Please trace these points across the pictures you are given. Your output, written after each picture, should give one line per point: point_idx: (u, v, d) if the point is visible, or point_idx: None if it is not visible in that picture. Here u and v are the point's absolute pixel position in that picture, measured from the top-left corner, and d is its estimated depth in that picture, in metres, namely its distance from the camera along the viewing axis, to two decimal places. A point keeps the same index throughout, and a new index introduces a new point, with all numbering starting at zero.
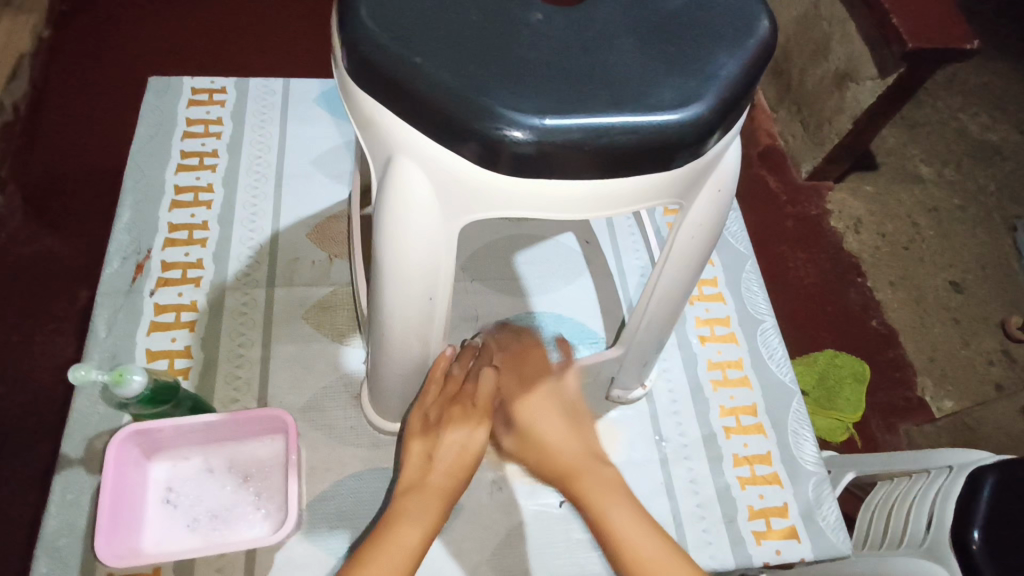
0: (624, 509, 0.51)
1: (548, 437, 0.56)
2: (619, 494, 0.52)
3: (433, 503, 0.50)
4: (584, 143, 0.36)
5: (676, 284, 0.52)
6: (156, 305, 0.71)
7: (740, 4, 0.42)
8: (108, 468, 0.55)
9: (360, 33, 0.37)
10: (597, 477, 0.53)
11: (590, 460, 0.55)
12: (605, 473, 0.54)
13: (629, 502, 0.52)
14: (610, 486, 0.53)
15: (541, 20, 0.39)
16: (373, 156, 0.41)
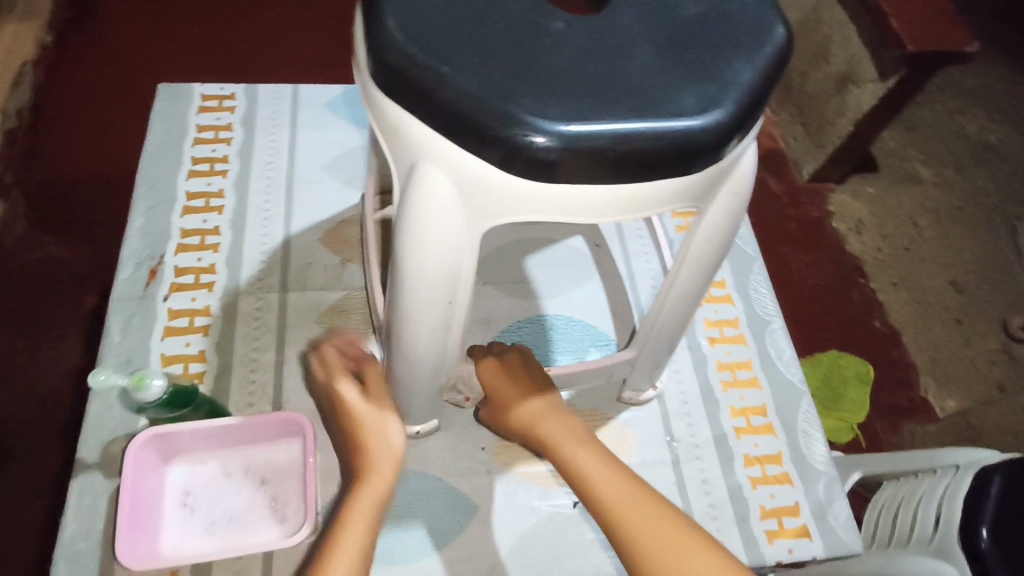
0: (593, 458, 0.49)
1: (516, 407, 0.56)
2: (588, 446, 0.51)
3: (377, 472, 0.50)
4: (608, 148, 0.36)
5: (688, 290, 0.52)
6: (170, 310, 0.71)
7: (756, 12, 0.43)
8: (127, 471, 0.55)
9: (387, 41, 0.38)
10: (564, 432, 0.52)
11: (555, 416, 0.54)
12: (570, 425, 0.53)
13: (599, 452, 0.50)
14: (575, 438, 0.52)
15: (563, 27, 0.40)
16: (396, 162, 0.42)
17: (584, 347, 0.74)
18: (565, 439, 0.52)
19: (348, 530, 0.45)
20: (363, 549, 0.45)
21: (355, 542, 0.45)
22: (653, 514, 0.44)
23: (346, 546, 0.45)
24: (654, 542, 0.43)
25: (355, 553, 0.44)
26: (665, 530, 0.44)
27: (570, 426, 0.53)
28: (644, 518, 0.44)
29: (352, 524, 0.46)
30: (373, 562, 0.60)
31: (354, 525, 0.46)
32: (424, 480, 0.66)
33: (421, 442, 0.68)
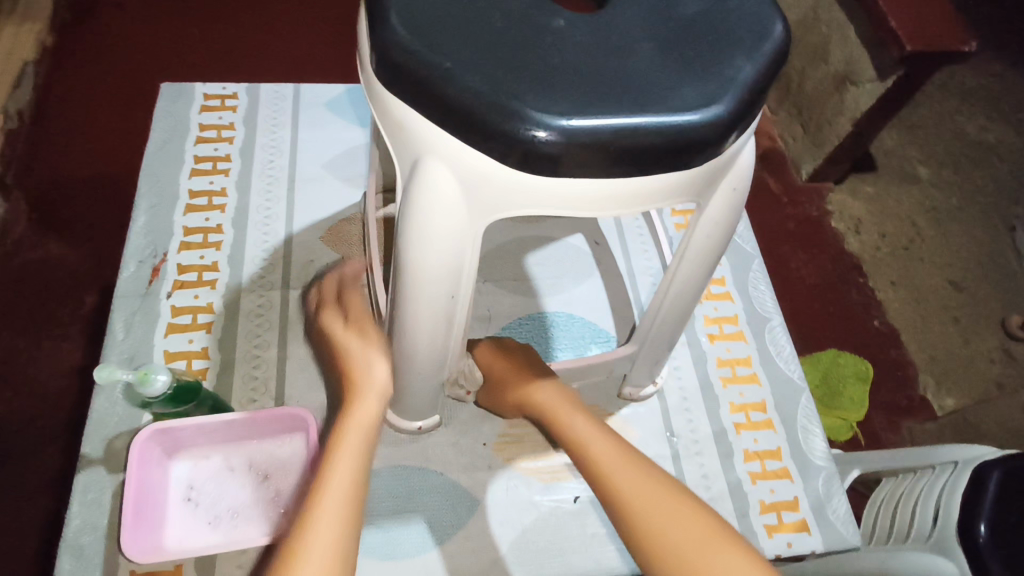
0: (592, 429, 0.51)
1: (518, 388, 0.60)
2: (588, 420, 0.53)
3: (367, 392, 0.53)
4: (609, 143, 0.37)
5: (688, 286, 0.53)
6: (173, 307, 0.72)
7: (755, 10, 0.43)
8: (131, 465, 0.56)
9: (391, 38, 0.39)
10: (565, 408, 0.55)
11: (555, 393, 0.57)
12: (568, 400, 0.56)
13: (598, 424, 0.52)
14: (573, 411, 0.54)
15: (564, 25, 0.40)
16: (399, 158, 0.42)
17: (584, 343, 0.75)
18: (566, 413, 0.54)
19: (343, 444, 0.46)
20: (360, 460, 0.46)
21: (350, 454, 0.46)
22: (648, 482, 0.46)
23: (343, 458, 0.45)
24: (648, 506, 0.44)
25: (352, 464, 0.45)
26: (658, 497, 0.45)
27: (571, 403, 0.55)
28: (639, 486, 0.46)
29: (348, 438, 0.47)
30: (376, 556, 0.61)
31: (350, 439, 0.47)
32: (426, 475, 0.66)
33: (424, 437, 0.68)
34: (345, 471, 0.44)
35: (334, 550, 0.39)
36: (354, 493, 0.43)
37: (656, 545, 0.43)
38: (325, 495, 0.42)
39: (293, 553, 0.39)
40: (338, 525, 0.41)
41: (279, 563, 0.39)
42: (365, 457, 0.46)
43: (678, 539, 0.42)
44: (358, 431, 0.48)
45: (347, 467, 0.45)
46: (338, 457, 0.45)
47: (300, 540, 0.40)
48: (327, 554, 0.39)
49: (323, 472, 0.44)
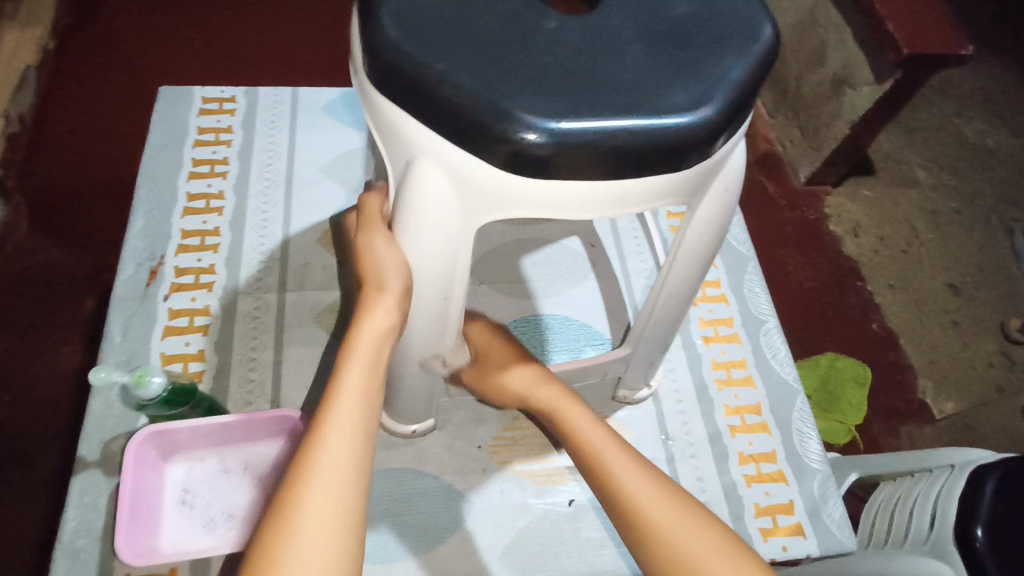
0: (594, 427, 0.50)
1: (511, 383, 0.56)
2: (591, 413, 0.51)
3: (375, 307, 0.45)
4: (598, 145, 0.37)
5: (682, 284, 0.53)
6: (170, 310, 0.72)
7: (744, 13, 0.43)
8: (127, 467, 0.56)
9: (383, 40, 0.39)
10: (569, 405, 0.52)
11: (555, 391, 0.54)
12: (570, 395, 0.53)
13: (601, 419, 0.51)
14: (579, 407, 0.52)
15: (555, 28, 0.41)
16: (392, 159, 0.43)
17: (580, 346, 0.75)
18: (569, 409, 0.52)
19: (352, 364, 0.43)
20: (373, 386, 0.43)
21: (360, 375, 0.43)
22: (646, 482, 0.45)
23: (353, 380, 0.42)
24: (648, 505, 0.44)
25: (362, 388, 0.42)
26: (656, 494, 0.45)
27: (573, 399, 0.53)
28: (639, 485, 0.45)
29: (356, 360, 0.43)
30: (370, 559, 0.61)
31: (359, 360, 0.44)
32: (421, 478, 0.66)
33: (419, 440, 0.68)
34: (355, 395, 0.42)
35: (347, 480, 0.38)
36: (366, 421, 0.41)
37: (651, 541, 0.43)
38: (335, 421, 0.40)
39: (301, 480, 0.37)
40: (349, 450, 0.39)
41: (285, 487, 0.37)
42: (375, 380, 0.44)
43: (674, 537, 0.43)
44: (367, 353, 0.44)
45: (358, 389, 0.42)
46: (348, 381, 0.42)
47: (308, 465, 0.38)
48: (338, 484, 0.37)
49: (332, 394, 0.41)
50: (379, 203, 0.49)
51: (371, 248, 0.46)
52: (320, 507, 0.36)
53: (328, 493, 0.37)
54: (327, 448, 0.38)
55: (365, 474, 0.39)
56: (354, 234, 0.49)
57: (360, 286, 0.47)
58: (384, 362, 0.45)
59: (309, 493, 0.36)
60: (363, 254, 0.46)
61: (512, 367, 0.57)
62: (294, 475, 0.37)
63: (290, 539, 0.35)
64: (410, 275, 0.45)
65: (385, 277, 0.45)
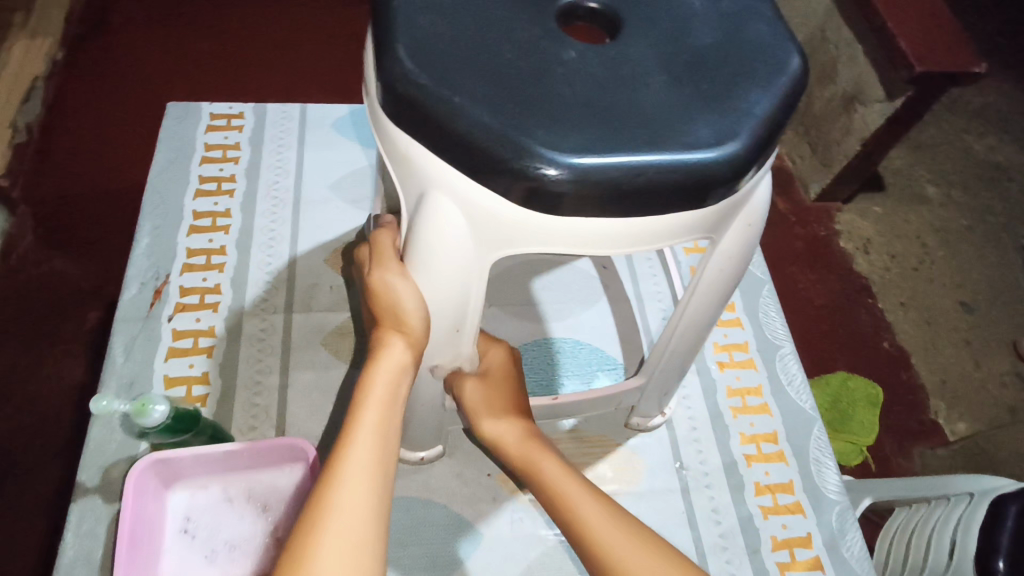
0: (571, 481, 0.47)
1: (496, 425, 0.52)
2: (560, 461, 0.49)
3: (398, 338, 0.45)
4: (622, 182, 0.36)
5: (701, 316, 0.51)
6: (174, 331, 0.71)
7: (770, 42, 0.42)
8: (128, 497, 0.54)
9: (397, 70, 0.38)
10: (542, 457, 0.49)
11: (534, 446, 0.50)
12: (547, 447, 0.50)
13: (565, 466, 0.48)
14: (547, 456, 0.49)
15: (575, 57, 0.39)
16: (405, 190, 0.41)
17: (591, 371, 0.73)
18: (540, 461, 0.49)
19: (368, 402, 0.42)
20: (390, 424, 0.42)
21: (377, 411, 0.42)
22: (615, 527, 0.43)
23: (369, 418, 0.41)
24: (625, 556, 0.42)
25: (379, 425, 0.41)
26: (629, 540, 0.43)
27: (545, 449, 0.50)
28: (606, 533, 0.43)
29: (373, 397, 0.42)
30: None
31: (375, 398, 0.42)
32: (426, 505, 0.64)
33: (426, 467, 0.67)
34: (371, 433, 0.40)
35: (365, 523, 0.36)
36: (382, 458, 0.39)
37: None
38: (350, 463, 0.38)
39: (313, 526, 0.35)
40: (368, 494, 0.37)
41: (300, 531, 0.36)
42: (392, 418, 0.42)
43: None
44: (383, 392, 0.43)
45: (373, 427, 0.41)
46: (365, 418, 0.41)
47: (323, 507, 0.36)
48: (357, 527, 0.36)
49: (347, 434, 0.40)
50: (391, 237, 0.48)
51: (384, 284, 0.44)
52: (334, 554, 0.34)
53: (342, 538, 0.35)
54: (343, 487, 0.37)
55: (384, 521, 0.37)
56: (367, 268, 0.48)
57: (378, 321, 0.46)
58: (402, 400, 0.43)
59: (325, 537, 0.35)
60: (377, 290, 0.45)
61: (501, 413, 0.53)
62: (309, 516, 0.36)
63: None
64: (427, 313, 0.44)
65: (404, 315, 0.44)
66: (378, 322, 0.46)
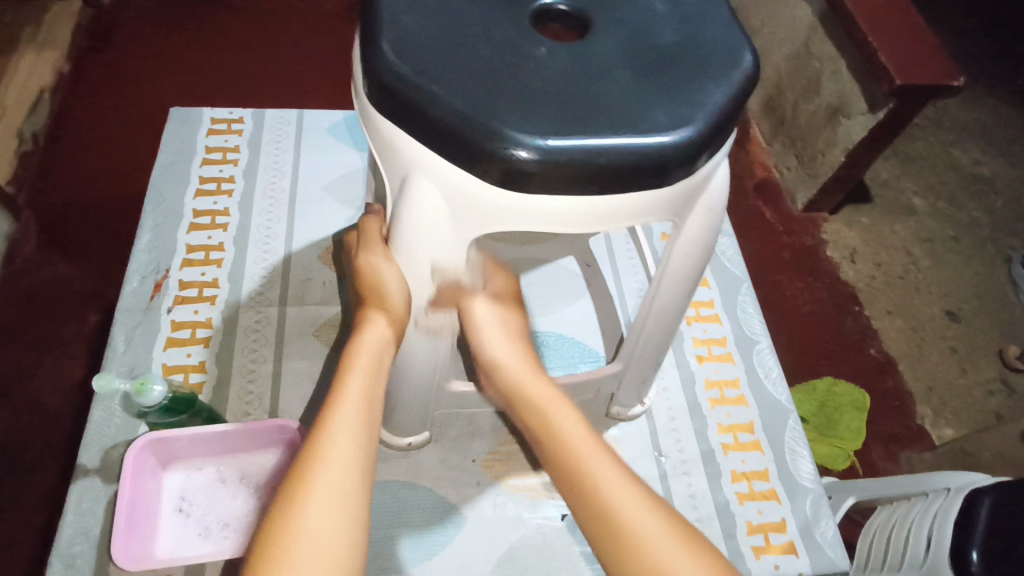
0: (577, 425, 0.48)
1: (498, 350, 0.55)
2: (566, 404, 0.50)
3: (383, 309, 0.48)
4: (584, 163, 0.39)
5: (670, 303, 0.54)
6: (173, 322, 0.74)
7: (727, 40, 0.46)
8: (126, 474, 0.57)
9: (381, 63, 0.41)
10: (547, 396, 0.51)
11: (540, 384, 0.52)
12: (553, 387, 0.52)
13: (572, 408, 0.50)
14: (554, 396, 0.51)
15: (546, 53, 0.43)
16: (389, 175, 0.45)
17: (574, 362, 0.76)
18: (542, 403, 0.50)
19: (354, 370, 0.45)
20: (375, 392, 0.45)
21: (362, 377, 0.44)
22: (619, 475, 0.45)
23: (355, 383, 0.44)
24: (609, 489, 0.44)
25: (363, 392, 0.44)
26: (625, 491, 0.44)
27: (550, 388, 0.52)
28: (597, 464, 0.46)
29: (359, 364, 0.45)
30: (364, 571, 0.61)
31: (360, 368, 0.45)
32: (415, 491, 0.67)
33: (414, 453, 0.69)
34: (356, 399, 0.43)
35: (351, 476, 0.39)
36: (367, 420, 0.42)
37: (616, 531, 0.42)
38: (338, 418, 0.41)
39: (304, 474, 0.39)
40: (353, 447, 0.40)
41: (291, 480, 0.39)
42: (376, 385, 0.45)
43: (644, 533, 0.42)
44: (368, 361, 0.46)
45: (359, 393, 0.43)
46: (350, 384, 0.44)
47: (312, 460, 0.39)
48: (344, 478, 0.39)
49: (334, 396, 0.43)
50: (378, 224, 0.52)
51: (370, 265, 0.48)
52: (321, 500, 0.37)
53: (332, 485, 0.38)
54: (331, 444, 0.40)
55: (369, 475, 0.40)
56: (353, 252, 0.52)
57: (363, 302, 0.49)
58: (385, 371, 0.46)
59: (314, 486, 0.38)
60: (364, 273, 0.49)
61: (504, 338, 0.56)
62: (300, 468, 0.39)
63: (294, 528, 0.36)
64: (409, 290, 0.47)
65: (387, 294, 0.47)
66: (363, 305, 0.49)
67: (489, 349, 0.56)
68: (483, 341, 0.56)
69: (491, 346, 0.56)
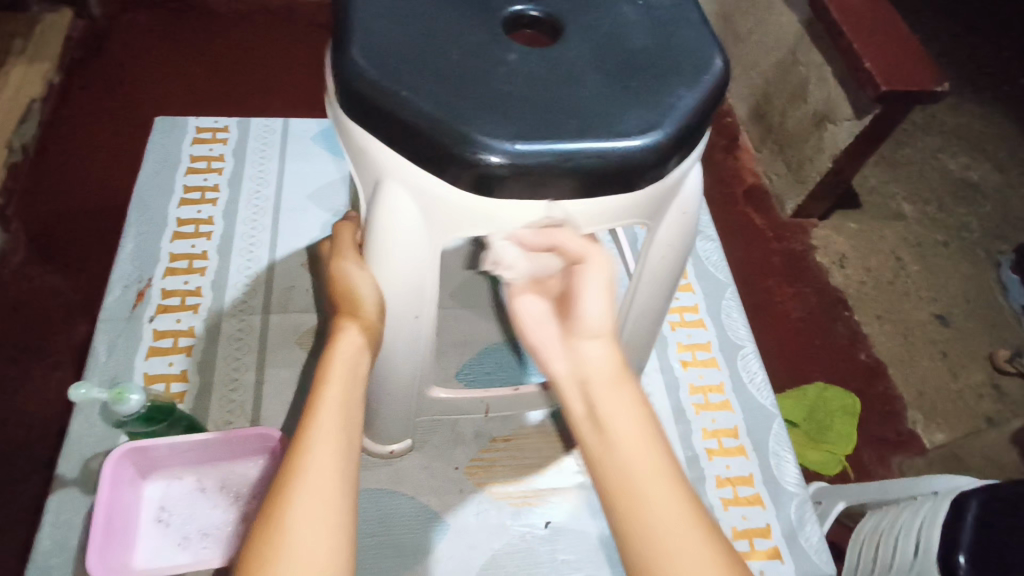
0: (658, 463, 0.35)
1: (589, 319, 0.39)
2: (639, 423, 0.36)
3: (356, 314, 0.47)
4: (553, 167, 0.39)
5: (649, 307, 0.54)
6: (155, 331, 0.74)
7: (697, 45, 0.46)
8: (105, 483, 0.57)
9: (352, 69, 0.41)
10: (617, 410, 0.36)
11: (629, 385, 0.37)
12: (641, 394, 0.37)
13: (652, 432, 0.36)
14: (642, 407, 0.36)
15: (517, 59, 0.43)
16: (362, 180, 0.45)
17: None
18: (616, 420, 0.36)
19: (331, 377, 0.43)
20: (354, 399, 0.43)
21: (340, 385, 0.43)
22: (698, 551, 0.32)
23: (333, 391, 0.43)
24: None
25: (342, 401, 0.43)
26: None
27: (629, 401, 0.37)
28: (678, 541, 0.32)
29: (335, 371, 0.44)
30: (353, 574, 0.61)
31: (337, 375, 0.44)
32: (398, 498, 0.66)
33: (397, 461, 0.69)
34: (335, 407, 0.42)
35: (335, 489, 0.38)
36: (347, 430, 0.41)
37: None
38: (317, 428, 0.41)
39: (285, 488, 0.38)
40: (335, 459, 0.40)
41: (273, 495, 0.38)
42: (354, 395, 0.44)
43: None
44: (344, 368, 0.44)
45: (337, 400, 0.42)
46: (328, 393, 0.43)
47: (294, 472, 0.39)
48: (327, 488, 0.38)
49: (313, 406, 0.42)
50: (350, 230, 0.52)
51: (341, 271, 0.48)
52: (304, 517, 0.37)
53: (315, 497, 0.38)
54: (311, 455, 0.39)
55: (351, 486, 0.39)
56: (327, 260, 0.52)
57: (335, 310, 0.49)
58: (362, 378, 0.45)
59: (297, 498, 0.37)
60: (335, 279, 0.49)
61: (599, 308, 0.39)
62: (281, 482, 0.38)
63: (277, 544, 0.36)
64: (380, 296, 0.48)
65: (359, 300, 0.47)
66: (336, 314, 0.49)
67: (587, 307, 0.39)
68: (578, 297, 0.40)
69: (604, 300, 0.39)
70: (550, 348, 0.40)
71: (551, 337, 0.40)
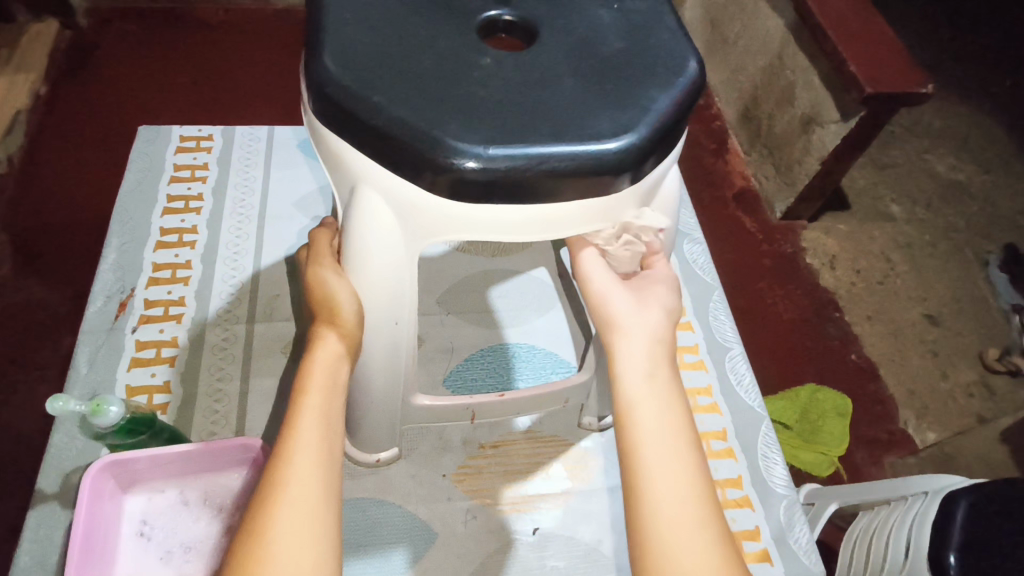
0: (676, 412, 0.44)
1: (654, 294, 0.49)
2: (670, 385, 0.45)
3: (335, 321, 0.46)
4: (527, 170, 0.39)
5: None
6: (137, 342, 0.73)
7: (671, 47, 0.46)
8: (85, 499, 0.56)
9: (324, 75, 0.41)
10: (660, 371, 0.45)
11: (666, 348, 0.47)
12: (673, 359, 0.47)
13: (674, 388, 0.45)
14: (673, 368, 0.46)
15: (492, 63, 0.43)
16: (339, 186, 0.45)
17: (545, 373, 0.76)
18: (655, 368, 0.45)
19: (309, 390, 0.43)
20: (334, 409, 0.43)
21: (319, 396, 0.43)
22: (699, 507, 0.40)
23: (312, 402, 0.43)
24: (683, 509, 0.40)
25: (321, 411, 0.42)
26: (697, 525, 0.39)
27: (668, 374, 0.45)
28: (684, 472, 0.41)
29: (314, 383, 0.44)
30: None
31: (316, 386, 0.43)
32: (385, 507, 0.66)
33: (383, 469, 0.68)
34: (315, 417, 0.42)
35: (316, 497, 0.38)
36: (327, 438, 0.41)
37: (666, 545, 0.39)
38: (299, 440, 0.40)
39: (267, 500, 0.38)
40: (316, 467, 0.39)
41: (252, 508, 0.38)
42: (336, 404, 0.44)
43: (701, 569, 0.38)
44: (323, 378, 0.44)
45: (317, 411, 0.42)
46: (308, 403, 0.42)
47: (275, 484, 0.38)
48: (310, 499, 0.38)
49: (292, 418, 0.42)
50: (328, 237, 0.52)
51: (318, 278, 0.48)
52: (286, 529, 0.36)
53: (298, 507, 0.37)
54: (292, 465, 0.39)
55: (334, 496, 0.39)
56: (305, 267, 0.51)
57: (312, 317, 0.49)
58: (341, 387, 0.45)
59: (280, 510, 0.37)
60: (312, 286, 0.49)
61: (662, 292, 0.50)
62: (264, 495, 0.38)
63: (260, 556, 0.35)
64: (359, 304, 0.47)
65: (335, 307, 0.47)
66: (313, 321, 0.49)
67: (658, 288, 0.50)
68: (645, 283, 0.50)
69: (674, 298, 0.50)
70: (626, 312, 0.48)
71: (623, 301, 0.48)
